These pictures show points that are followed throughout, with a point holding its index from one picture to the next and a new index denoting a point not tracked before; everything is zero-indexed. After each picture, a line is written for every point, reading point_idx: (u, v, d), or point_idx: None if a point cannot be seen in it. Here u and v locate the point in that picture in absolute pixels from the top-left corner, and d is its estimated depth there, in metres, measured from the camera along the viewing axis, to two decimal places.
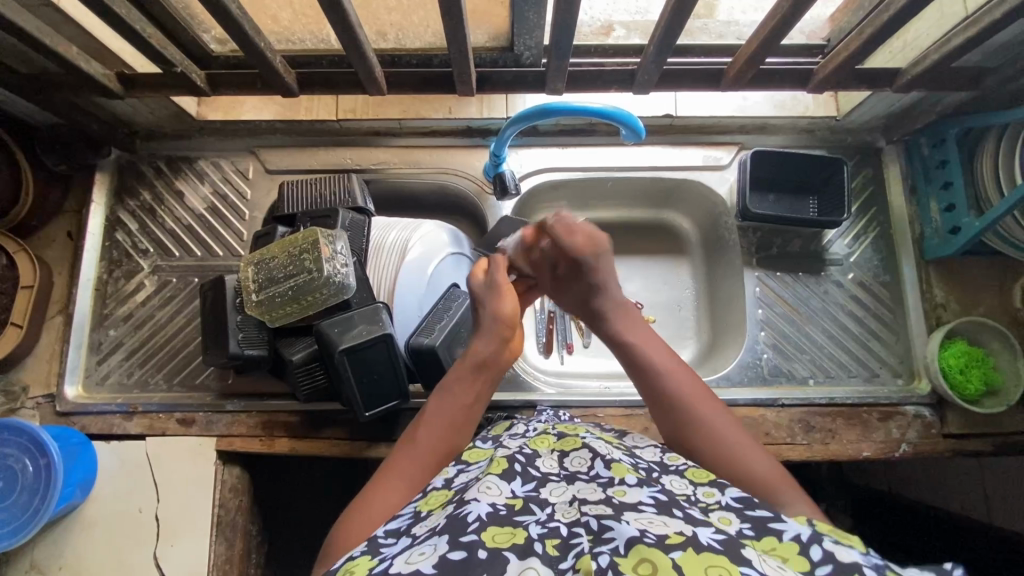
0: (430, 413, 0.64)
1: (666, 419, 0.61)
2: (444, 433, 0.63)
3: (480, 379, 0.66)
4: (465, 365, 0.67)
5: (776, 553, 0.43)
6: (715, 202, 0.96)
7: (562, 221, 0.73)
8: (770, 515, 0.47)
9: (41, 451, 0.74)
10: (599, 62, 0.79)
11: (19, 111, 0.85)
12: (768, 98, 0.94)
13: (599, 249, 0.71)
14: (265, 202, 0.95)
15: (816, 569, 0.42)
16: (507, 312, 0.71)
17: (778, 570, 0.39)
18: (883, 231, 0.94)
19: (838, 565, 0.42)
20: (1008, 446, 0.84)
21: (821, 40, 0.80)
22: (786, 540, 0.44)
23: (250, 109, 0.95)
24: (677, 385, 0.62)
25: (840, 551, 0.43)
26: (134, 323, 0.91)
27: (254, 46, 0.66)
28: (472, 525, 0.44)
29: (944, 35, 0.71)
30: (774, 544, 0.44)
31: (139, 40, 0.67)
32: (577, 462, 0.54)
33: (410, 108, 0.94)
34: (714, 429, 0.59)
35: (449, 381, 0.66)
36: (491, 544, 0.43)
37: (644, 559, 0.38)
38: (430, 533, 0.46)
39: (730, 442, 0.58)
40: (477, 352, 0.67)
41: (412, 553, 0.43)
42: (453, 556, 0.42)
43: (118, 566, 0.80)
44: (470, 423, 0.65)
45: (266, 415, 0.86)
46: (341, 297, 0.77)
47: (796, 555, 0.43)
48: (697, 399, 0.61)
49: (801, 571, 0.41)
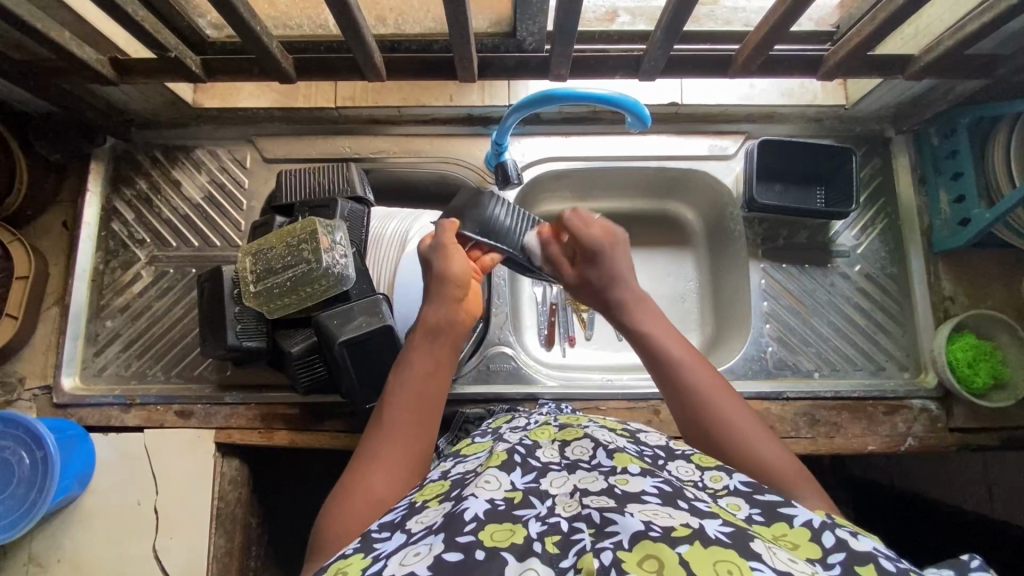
0: (395, 387, 0.62)
1: (681, 410, 0.60)
2: (414, 405, 0.61)
3: (438, 344, 0.65)
4: (422, 332, 0.65)
5: (787, 539, 0.42)
6: (721, 193, 0.94)
7: (578, 217, 0.70)
8: (781, 501, 0.47)
9: (37, 444, 0.73)
10: (603, 48, 0.78)
11: (12, 98, 0.83)
12: (776, 85, 0.92)
13: (616, 241, 0.70)
14: (263, 192, 0.93)
15: (827, 556, 0.41)
16: (457, 272, 0.66)
17: (790, 564, 0.38)
18: (892, 221, 0.92)
19: (850, 554, 0.40)
20: (1015, 441, 0.83)
21: (831, 27, 0.78)
22: (797, 526, 0.43)
23: (247, 98, 0.91)
24: (695, 376, 0.60)
25: (855, 541, 0.42)
26: (131, 314, 0.90)
27: (251, 30, 0.64)
28: (470, 525, 0.43)
29: (960, 20, 0.69)
30: (784, 530, 0.43)
31: (131, 23, 0.65)
32: (578, 451, 0.53)
33: (410, 95, 0.92)
34: (730, 418, 0.58)
35: (409, 351, 0.65)
36: (489, 543, 0.41)
37: (650, 556, 0.38)
38: (426, 531, 0.45)
39: (745, 432, 0.58)
40: (431, 317, 0.65)
41: (407, 553, 0.42)
42: (449, 557, 0.41)
43: (116, 558, 0.79)
44: (436, 392, 0.63)
45: (265, 407, 0.85)
46: (340, 288, 0.76)
47: (808, 542, 0.42)
48: (713, 390, 0.60)
49: (811, 558, 0.41)
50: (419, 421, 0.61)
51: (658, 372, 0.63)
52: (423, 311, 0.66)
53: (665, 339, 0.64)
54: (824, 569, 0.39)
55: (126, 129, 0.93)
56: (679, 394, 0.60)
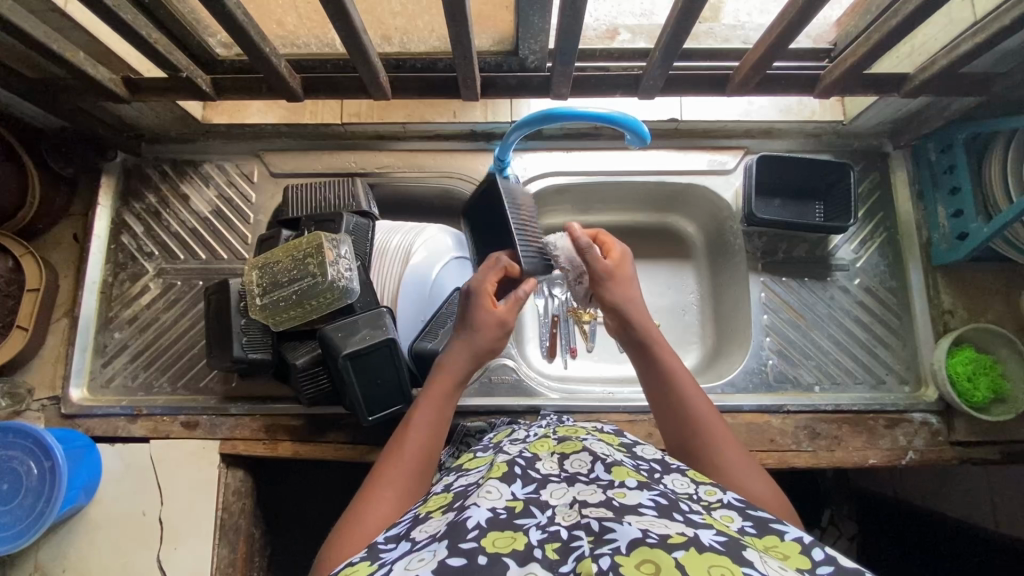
0: (417, 415, 0.65)
1: (678, 436, 0.62)
2: (432, 434, 0.64)
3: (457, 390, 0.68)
4: (442, 378, 0.67)
5: (777, 550, 0.43)
6: (721, 207, 0.95)
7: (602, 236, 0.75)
8: (774, 518, 0.48)
9: (45, 454, 0.74)
10: (604, 67, 0.79)
11: (26, 114, 0.85)
12: (774, 103, 0.93)
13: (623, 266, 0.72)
14: (270, 206, 0.95)
15: (816, 568, 0.41)
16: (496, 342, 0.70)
17: (781, 571, 0.38)
18: (891, 236, 0.93)
19: (838, 567, 0.41)
20: (1014, 454, 0.83)
21: (828, 45, 0.79)
22: (787, 540, 0.44)
23: (255, 113, 0.94)
24: (693, 401, 0.62)
25: (844, 556, 0.42)
26: (138, 326, 0.91)
27: (260, 51, 0.66)
28: (472, 532, 0.44)
29: (953, 40, 0.71)
30: (775, 542, 0.44)
31: (144, 44, 0.67)
32: (577, 463, 0.53)
33: (414, 111, 0.93)
34: (723, 448, 0.59)
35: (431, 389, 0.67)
36: (490, 549, 0.42)
37: (647, 560, 0.38)
38: (429, 539, 0.45)
39: (734, 460, 0.58)
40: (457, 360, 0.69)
41: (412, 560, 0.43)
42: (453, 561, 0.41)
43: (121, 569, 0.80)
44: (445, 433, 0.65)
45: (268, 418, 0.86)
46: (345, 301, 0.77)
47: (797, 553, 0.42)
48: (710, 417, 0.61)
49: (800, 568, 0.41)
50: (432, 449, 0.63)
51: (658, 398, 0.64)
52: (442, 357, 0.70)
53: (670, 357, 0.66)
54: None
55: (136, 144, 0.95)
56: (677, 417, 0.62)
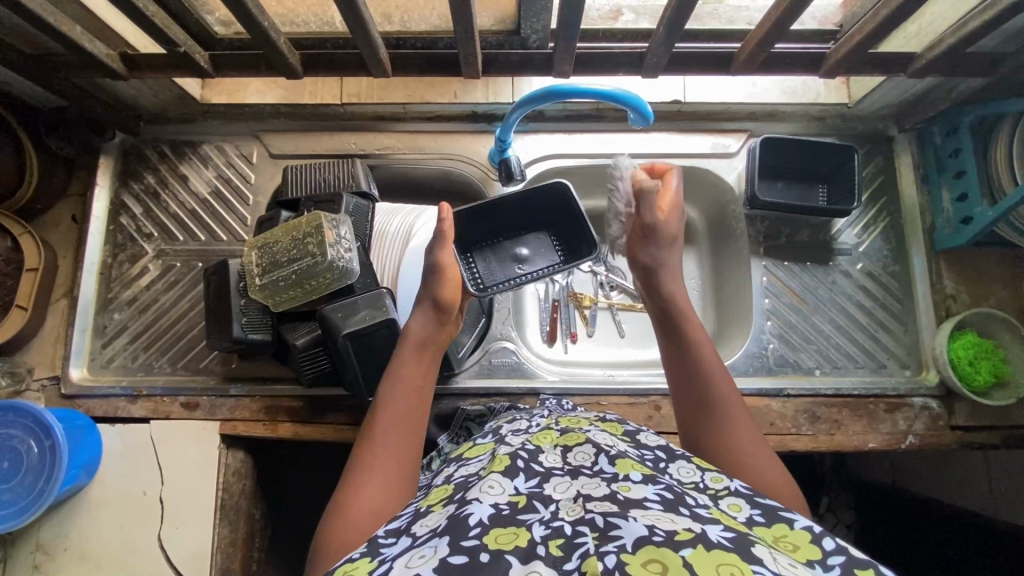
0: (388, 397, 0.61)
1: (692, 417, 0.61)
2: (410, 405, 0.61)
3: (426, 355, 0.66)
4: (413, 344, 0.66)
5: (785, 541, 0.43)
6: (725, 191, 0.95)
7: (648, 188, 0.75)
8: (782, 506, 0.47)
9: (46, 432, 0.74)
10: (608, 45, 0.78)
11: (24, 93, 0.85)
12: (779, 84, 0.92)
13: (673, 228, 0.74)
14: (269, 187, 0.94)
15: (827, 558, 0.41)
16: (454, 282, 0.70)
17: (791, 569, 0.38)
18: (894, 220, 0.93)
19: (850, 558, 0.40)
20: (1015, 439, 0.83)
21: (833, 26, 0.78)
22: (797, 529, 0.44)
23: (253, 93, 0.92)
24: (710, 367, 0.62)
25: (855, 546, 0.41)
26: (139, 307, 0.91)
27: (260, 26, 0.65)
28: (474, 530, 0.43)
29: (961, 18, 0.70)
30: (785, 531, 0.44)
31: (142, 17, 0.66)
32: (580, 457, 0.52)
33: (414, 91, 0.92)
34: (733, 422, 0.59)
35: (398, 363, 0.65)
36: (493, 546, 0.42)
37: (655, 559, 0.38)
38: (430, 535, 0.45)
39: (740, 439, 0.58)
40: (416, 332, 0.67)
41: (413, 556, 0.43)
42: (455, 560, 0.41)
43: (122, 547, 0.80)
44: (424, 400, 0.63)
45: (269, 399, 0.85)
46: (344, 282, 0.77)
47: (807, 543, 0.42)
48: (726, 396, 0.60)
49: (811, 560, 0.41)
50: (411, 424, 0.60)
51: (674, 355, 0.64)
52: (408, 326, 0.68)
53: (693, 328, 0.65)
54: (823, 571, 0.39)
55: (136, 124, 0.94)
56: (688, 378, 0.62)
